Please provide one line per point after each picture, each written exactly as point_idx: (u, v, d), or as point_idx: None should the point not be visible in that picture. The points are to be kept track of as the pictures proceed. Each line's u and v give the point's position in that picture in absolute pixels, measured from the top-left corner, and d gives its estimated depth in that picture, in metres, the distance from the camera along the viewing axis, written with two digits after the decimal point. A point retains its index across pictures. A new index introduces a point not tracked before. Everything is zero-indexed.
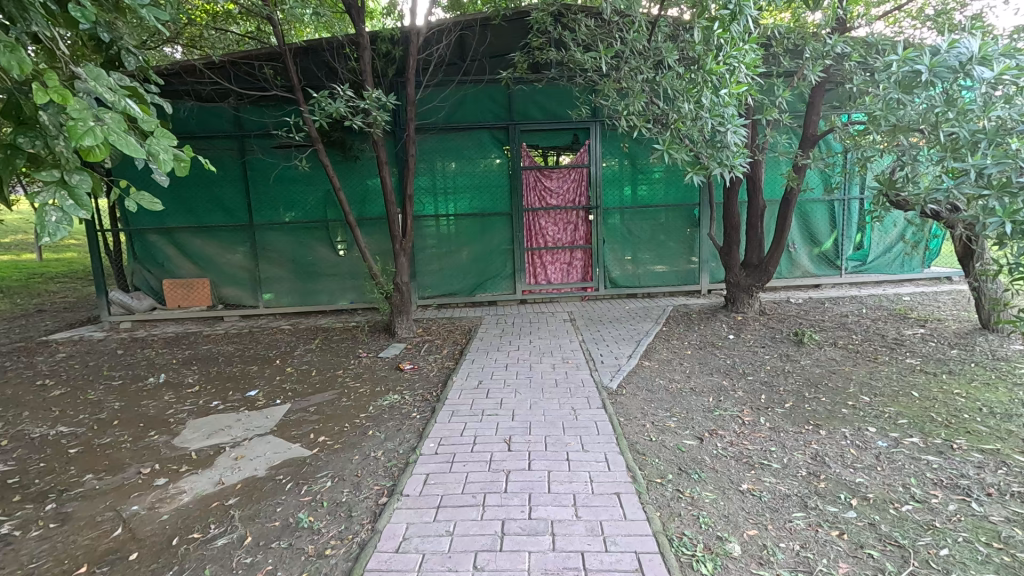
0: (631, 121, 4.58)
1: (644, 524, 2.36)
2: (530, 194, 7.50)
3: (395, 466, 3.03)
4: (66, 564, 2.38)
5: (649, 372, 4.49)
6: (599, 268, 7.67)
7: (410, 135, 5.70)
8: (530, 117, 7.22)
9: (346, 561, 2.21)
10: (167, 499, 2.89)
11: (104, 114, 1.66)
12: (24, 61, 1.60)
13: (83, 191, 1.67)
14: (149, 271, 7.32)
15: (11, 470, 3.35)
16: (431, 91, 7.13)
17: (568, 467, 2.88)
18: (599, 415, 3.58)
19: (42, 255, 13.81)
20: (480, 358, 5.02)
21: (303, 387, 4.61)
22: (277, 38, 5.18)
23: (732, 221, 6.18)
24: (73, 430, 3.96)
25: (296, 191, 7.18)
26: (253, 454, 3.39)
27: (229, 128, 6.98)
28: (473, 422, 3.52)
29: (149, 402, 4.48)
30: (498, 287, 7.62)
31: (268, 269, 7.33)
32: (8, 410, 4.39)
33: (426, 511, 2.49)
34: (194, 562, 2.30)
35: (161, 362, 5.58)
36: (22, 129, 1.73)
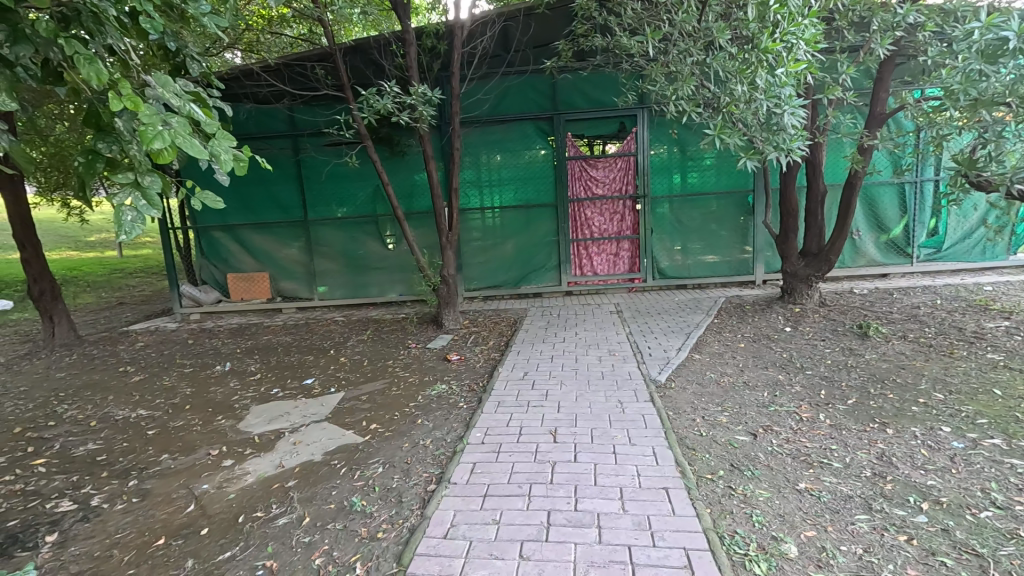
0: (680, 106, 4.44)
1: (693, 521, 2.31)
2: (575, 184, 7.42)
3: (443, 454, 3.10)
4: (148, 535, 2.59)
5: (700, 366, 4.35)
6: (647, 259, 7.50)
7: (455, 128, 5.73)
8: (575, 106, 7.12)
9: (397, 545, 2.28)
10: (234, 479, 3.09)
11: (171, 119, 1.77)
12: (104, 73, 1.71)
13: (154, 192, 1.79)
14: (214, 266, 7.81)
15: (100, 449, 3.67)
16: (476, 84, 7.14)
17: (614, 461, 2.85)
18: (647, 409, 3.51)
19: (122, 252, 14.98)
20: (526, 349, 5.03)
21: (356, 376, 4.80)
22: (327, 38, 5.32)
23: (790, 207, 5.86)
24: (150, 413, 4.29)
25: (346, 187, 7.42)
26: (311, 439, 3.55)
27: (284, 127, 7.28)
28: (519, 414, 3.53)
29: (216, 389, 4.79)
30: (544, 279, 7.59)
31: (321, 263, 7.63)
32: (96, 394, 4.81)
33: (473, 500, 2.53)
34: (258, 539, 2.44)
35: (227, 352, 5.94)
36: (100, 135, 1.86)
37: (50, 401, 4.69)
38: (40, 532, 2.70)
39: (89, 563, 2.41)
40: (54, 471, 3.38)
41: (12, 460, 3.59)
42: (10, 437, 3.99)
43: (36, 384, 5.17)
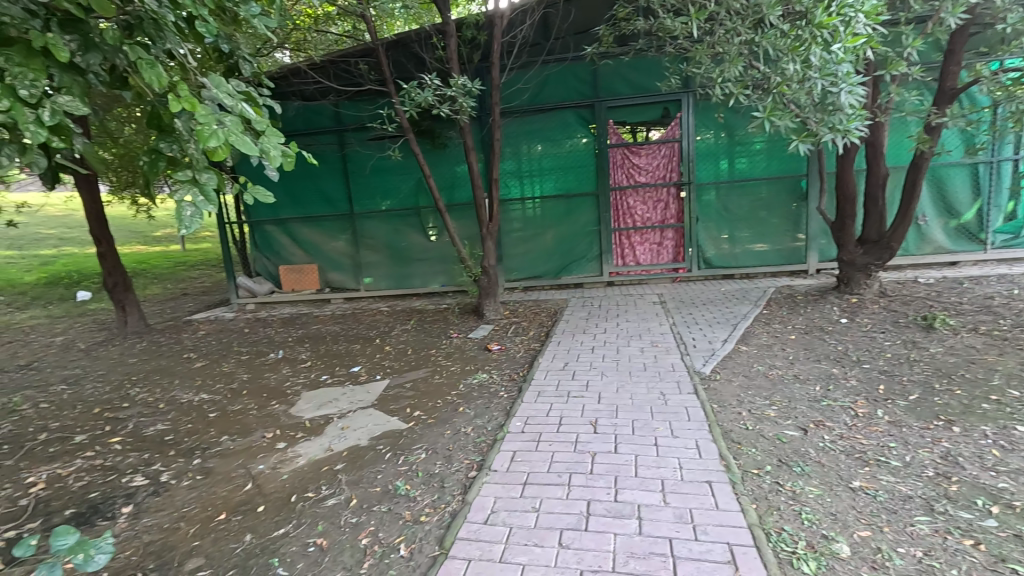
0: (726, 88, 4.27)
1: (738, 516, 2.25)
2: (617, 172, 7.29)
3: (484, 441, 3.15)
4: (210, 510, 2.78)
5: (747, 358, 4.21)
6: (692, 248, 7.29)
7: (496, 118, 5.72)
8: (616, 92, 6.97)
9: (438, 528, 2.34)
10: (287, 461, 3.26)
11: (225, 118, 1.86)
12: (164, 76, 1.81)
13: (211, 188, 1.89)
14: (268, 259, 8.18)
15: (167, 429, 3.95)
16: (515, 74, 7.11)
17: (656, 452, 2.81)
18: (690, 401, 3.44)
19: (185, 246, 15.94)
20: (567, 340, 5.01)
21: (400, 364, 4.94)
22: (370, 33, 5.42)
23: (847, 192, 5.55)
24: (211, 397, 4.57)
25: (390, 180, 7.58)
26: (358, 425, 3.69)
27: (330, 123, 7.50)
28: (560, 404, 3.54)
29: (270, 375, 5.04)
30: (585, 269, 7.52)
31: (367, 255, 7.85)
32: (164, 378, 5.17)
33: (513, 487, 2.57)
34: (310, 517, 2.57)
35: (280, 340, 6.24)
36: (161, 136, 1.98)
37: (125, 384, 5.09)
38: (117, 503, 2.94)
39: (160, 534, 2.61)
40: (129, 449, 3.66)
41: (93, 437, 3.92)
42: (90, 416, 4.35)
43: (112, 368, 5.61)
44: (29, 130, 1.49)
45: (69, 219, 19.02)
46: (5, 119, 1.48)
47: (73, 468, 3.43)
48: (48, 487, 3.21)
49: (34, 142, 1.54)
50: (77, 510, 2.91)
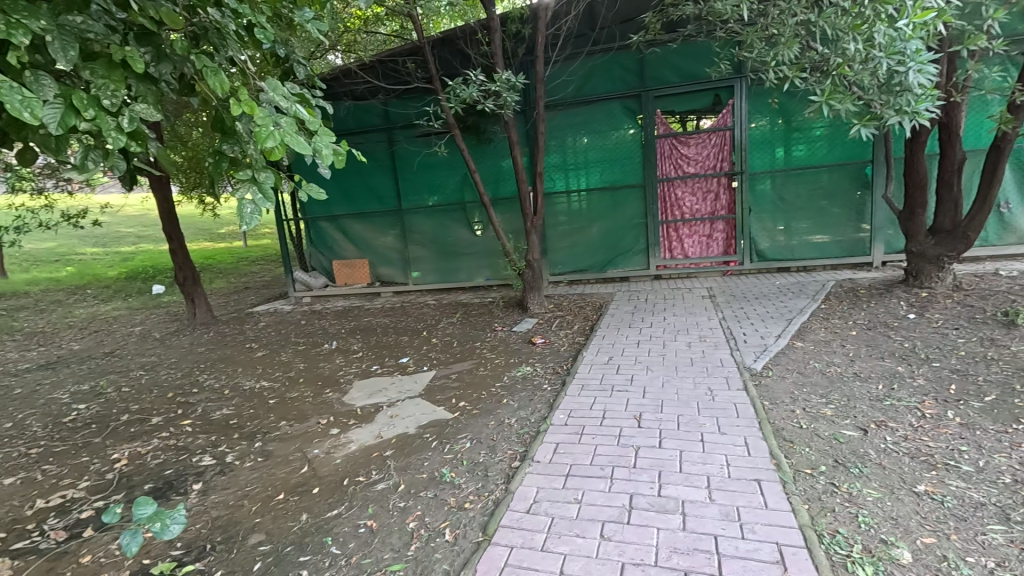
0: (780, 72, 4.07)
1: (788, 516, 2.17)
2: (664, 163, 7.11)
3: (527, 433, 3.18)
4: (271, 490, 2.96)
5: (802, 355, 4.02)
6: (744, 240, 7.03)
7: (540, 111, 5.71)
8: (665, 81, 6.78)
9: (482, 516, 2.40)
10: (340, 446, 3.42)
11: (281, 119, 1.96)
12: (227, 82, 1.92)
13: (268, 187, 2.01)
14: (322, 254, 8.55)
15: (232, 413, 4.23)
16: (560, 66, 7.05)
17: (702, 449, 2.75)
18: (740, 397, 3.34)
19: (247, 242, 16.91)
20: (611, 334, 4.96)
21: (446, 356, 5.05)
22: (417, 32, 5.51)
23: (918, 178, 5.17)
24: (271, 384, 4.86)
25: (436, 176, 7.73)
26: (405, 413, 3.82)
27: (379, 122, 7.71)
28: (603, 398, 3.52)
29: (324, 365, 5.29)
30: (631, 263, 7.40)
31: (414, 250, 8.05)
32: (228, 366, 5.53)
33: (555, 478, 2.59)
34: (361, 500, 2.70)
35: (333, 331, 6.52)
36: (224, 138, 2.11)
37: (195, 371, 5.48)
38: (188, 481, 3.19)
39: (226, 510, 2.81)
40: (198, 431, 3.95)
41: (167, 419, 4.26)
42: (165, 400, 4.72)
43: (183, 356, 6.04)
44: (111, 136, 1.60)
45: (144, 218, 20.54)
46: (92, 127, 1.59)
47: (151, 447, 3.73)
48: (129, 463, 3.52)
49: (115, 147, 1.65)
50: (155, 485, 3.18)
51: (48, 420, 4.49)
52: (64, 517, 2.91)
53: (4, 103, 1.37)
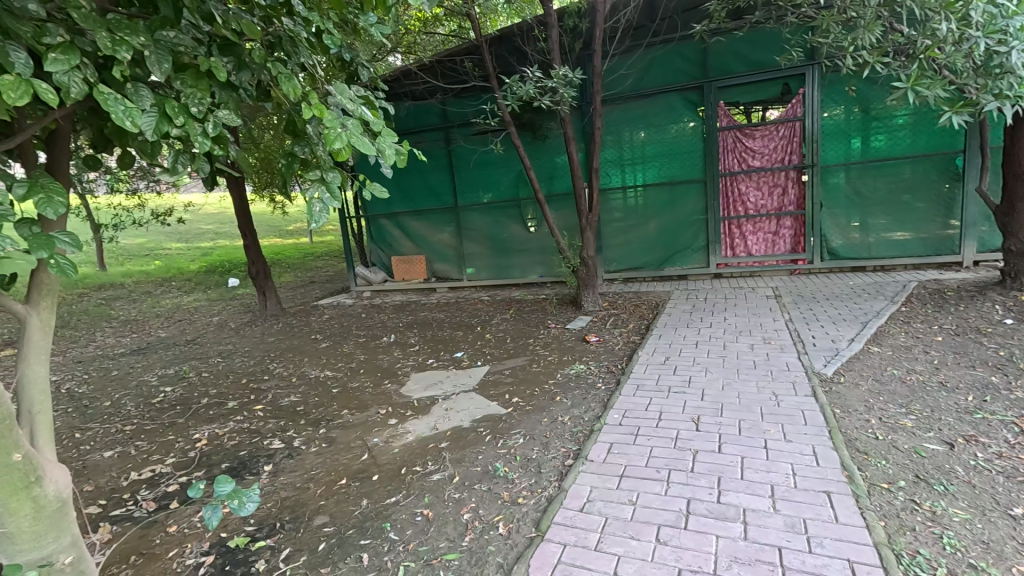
0: (860, 57, 3.79)
1: (862, 532, 2.04)
2: (727, 156, 6.83)
3: (581, 431, 3.16)
4: (334, 474, 3.11)
5: (879, 360, 3.75)
6: (814, 238, 6.64)
7: (598, 106, 5.62)
8: (729, 71, 6.49)
9: (536, 511, 2.41)
10: (398, 436, 3.54)
11: (347, 121, 2.04)
12: (300, 87, 2.02)
13: (335, 186, 2.10)
14: (381, 250, 8.87)
15: (299, 400, 4.48)
16: (619, 59, 6.90)
17: (765, 456, 2.63)
18: (808, 403, 3.16)
19: (313, 239, 17.78)
20: (668, 333, 4.84)
21: (500, 352, 5.10)
22: (475, 31, 5.55)
23: (1019, 170, 4.68)
24: (334, 374, 5.10)
25: (492, 173, 7.80)
26: (460, 407, 3.89)
27: (437, 120, 7.88)
28: (660, 399, 3.44)
29: (383, 357, 5.49)
30: (690, 261, 7.16)
31: (470, 246, 8.18)
32: (296, 355, 5.86)
33: (609, 478, 2.56)
34: (418, 489, 2.78)
35: (392, 325, 6.74)
36: (296, 141, 2.23)
37: (266, 359, 5.85)
38: (260, 462, 3.41)
39: (294, 491, 2.98)
40: (268, 416, 4.22)
41: (242, 403, 4.57)
42: (239, 386, 5.07)
43: (255, 345, 6.46)
44: (199, 141, 1.72)
45: (222, 216, 22.07)
46: (182, 133, 1.72)
47: (227, 429, 4.03)
48: (209, 443, 3.81)
49: (201, 151, 1.78)
50: (231, 464, 3.43)
51: (140, 400, 4.94)
52: (154, 489, 3.20)
53: (110, 114, 1.50)
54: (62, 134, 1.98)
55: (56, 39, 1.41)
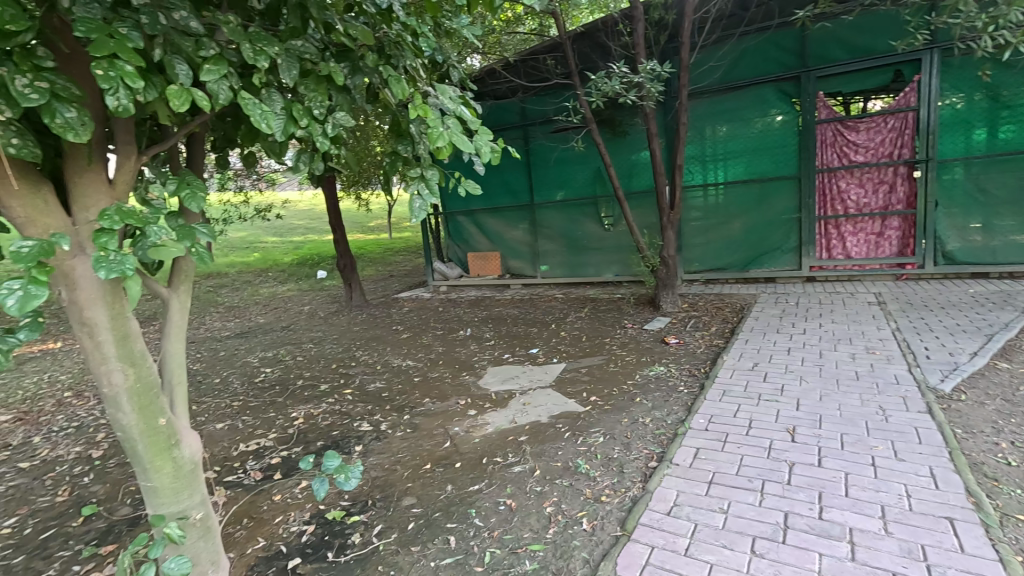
0: (998, 37, 3.38)
1: (994, 566, 1.84)
2: (826, 151, 6.36)
3: (664, 434, 3.09)
4: (419, 459, 3.26)
5: (1008, 379, 3.34)
6: (926, 240, 6.02)
7: (684, 100, 5.42)
8: (831, 59, 6.04)
9: (620, 511, 2.39)
10: (477, 427, 3.64)
11: (449, 120, 2.11)
12: (407, 88, 2.11)
13: (434, 183, 2.19)
14: (458, 247, 9.12)
15: (383, 387, 4.74)
16: (707, 51, 6.62)
17: (873, 474, 2.44)
18: (922, 421, 2.88)
19: (392, 235, 18.62)
20: (756, 338, 4.60)
21: (576, 350, 5.10)
22: (559, 28, 5.55)
23: None
24: (415, 364, 5.33)
25: (570, 170, 7.77)
26: (538, 402, 3.93)
27: (516, 119, 7.98)
28: (749, 406, 3.28)
29: (461, 349, 5.66)
30: (779, 263, 6.74)
31: (545, 244, 8.20)
32: (379, 345, 6.18)
33: (698, 484, 2.49)
34: (500, 480, 2.85)
35: (468, 319, 6.93)
36: (400, 140, 2.34)
37: (352, 347, 6.22)
38: (352, 442, 3.64)
39: (383, 471, 3.15)
40: (357, 400, 4.50)
41: (333, 387, 4.91)
42: (330, 370, 5.44)
43: (343, 333, 6.89)
44: (320, 140, 1.87)
45: (311, 212, 23.67)
46: (305, 134, 1.87)
47: (321, 409, 4.34)
48: (305, 421, 4.12)
49: (321, 150, 1.93)
50: (325, 442, 3.69)
51: (245, 379, 5.44)
52: (260, 460, 3.52)
53: (250, 117, 1.66)
54: (199, 137, 2.22)
55: (209, 51, 1.58)
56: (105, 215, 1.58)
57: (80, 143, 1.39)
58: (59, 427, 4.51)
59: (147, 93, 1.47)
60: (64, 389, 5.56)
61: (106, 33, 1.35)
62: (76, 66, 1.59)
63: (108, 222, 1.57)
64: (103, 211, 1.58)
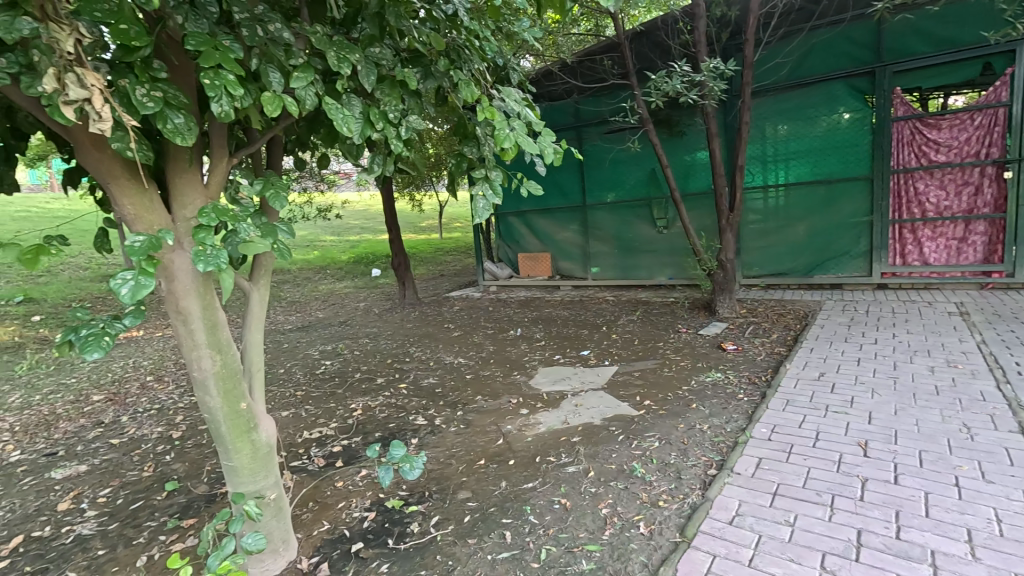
0: None
1: None
2: (902, 150, 5.96)
3: (723, 442, 3.01)
4: (473, 454, 3.32)
5: None
6: (1017, 246, 5.55)
7: (747, 99, 5.24)
8: (910, 53, 5.67)
9: (679, 517, 2.35)
10: (530, 426, 3.66)
11: (514, 121, 2.14)
12: (476, 91, 2.15)
13: (498, 183, 2.22)
14: (509, 247, 9.20)
15: (437, 383, 4.85)
16: (772, 47, 6.38)
17: (958, 496, 2.28)
18: (1013, 441, 2.67)
19: (442, 235, 19.01)
20: (821, 347, 4.38)
21: (628, 353, 5.03)
22: (616, 28, 5.49)
23: None
24: (466, 361, 5.43)
25: (624, 171, 7.68)
26: (590, 404, 3.92)
27: (570, 120, 7.99)
28: (816, 417, 3.13)
29: (511, 349, 5.71)
30: (846, 268, 6.40)
31: (596, 245, 8.14)
32: (432, 341, 6.34)
33: (761, 494, 2.41)
34: (553, 479, 2.86)
35: (518, 319, 6.98)
36: (466, 142, 2.40)
37: (406, 343, 6.41)
38: (408, 435, 3.76)
39: (438, 465, 3.24)
40: (412, 394, 4.63)
41: (388, 380, 5.08)
42: (385, 365, 5.62)
43: (397, 330, 7.11)
44: (394, 142, 1.96)
45: (366, 212, 24.53)
46: (381, 136, 1.96)
47: (378, 402, 4.50)
48: (364, 413, 4.29)
49: (394, 152, 2.01)
50: (383, 434, 3.82)
51: (307, 370, 5.72)
52: (322, 447, 3.69)
53: (333, 122, 1.76)
54: (278, 141, 2.37)
55: (298, 60, 1.69)
56: (203, 212, 1.72)
57: (186, 146, 1.52)
58: (143, 409, 4.91)
59: (244, 100, 1.58)
60: (146, 373, 6.04)
61: (212, 45, 1.48)
62: (183, 77, 1.74)
63: (206, 219, 1.72)
64: (202, 208, 1.72)
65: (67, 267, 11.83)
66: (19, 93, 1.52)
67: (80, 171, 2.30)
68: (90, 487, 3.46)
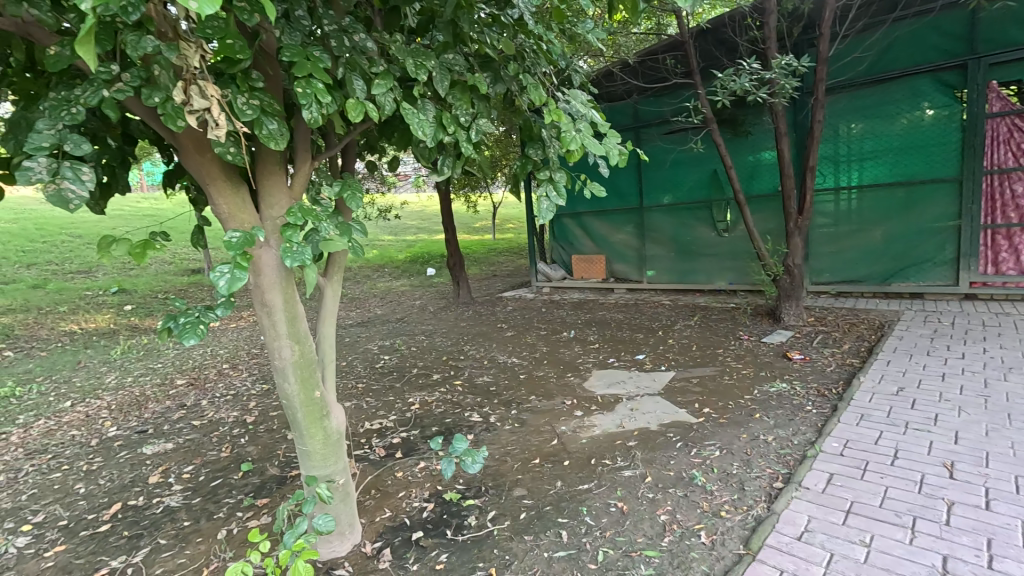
0: None
1: None
2: (997, 149, 5.55)
3: (790, 455, 2.88)
4: (528, 453, 3.36)
5: None
6: None
7: (820, 96, 4.98)
8: (1009, 43, 5.21)
9: (743, 529, 2.28)
10: (585, 427, 3.66)
11: (580, 124, 2.14)
12: (544, 94, 2.17)
13: (561, 185, 2.23)
14: (562, 248, 9.19)
15: (491, 381, 4.93)
16: (850, 42, 6.03)
17: None
18: None
19: (495, 236, 19.23)
20: (899, 360, 4.10)
21: (685, 359, 4.91)
22: (680, 27, 5.36)
23: None
24: (520, 361, 5.48)
25: (684, 172, 7.49)
26: (646, 408, 3.87)
27: (629, 121, 7.90)
28: (894, 434, 2.94)
29: (565, 351, 5.71)
30: (928, 276, 5.94)
31: (653, 247, 7.98)
32: (485, 340, 6.44)
33: (833, 511, 2.30)
34: (610, 482, 2.84)
35: (571, 321, 6.96)
36: (531, 144, 2.42)
37: (461, 341, 6.54)
38: (463, 430, 3.85)
39: (494, 461, 3.29)
40: (467, 391, 4.73)
41: (444, 377, 5.21)
42: (440, 362, 5.77)
43: (452, 328, 7.27)
44: (464, 145, 2.03)
45: (422, 213, 25.22)
46: (452, 139, 2.03)
47: (434, 398, 4.62)
48: (421, 407, 4.42)
49: (464, 154, 2.09)
50: (440, 428, 3.93)
51: (367, 364, 5.96)
52: (383, 438, 3.84)
53: (411, 126, 1.85)
54: (353, 146, 2.50)
55: (379, 68, 1.78)
56: (292, 211, 1.86)
57: (279, 150, 1.64)
58: (220, 394, 5.28)
59: (330, 107, 1.69)
60: (222, 361, 6.50)
61: (304, 56, 1.59)
62: (276, 86, 1.88)
63: (294, 217, 1.84)
64: (291, 208, 1.86)
65: (155, 262, 12.90)
66: (138, 104, 1.70)
67: (178, 173, 2.52)
68: (176, 464, 3.76)
